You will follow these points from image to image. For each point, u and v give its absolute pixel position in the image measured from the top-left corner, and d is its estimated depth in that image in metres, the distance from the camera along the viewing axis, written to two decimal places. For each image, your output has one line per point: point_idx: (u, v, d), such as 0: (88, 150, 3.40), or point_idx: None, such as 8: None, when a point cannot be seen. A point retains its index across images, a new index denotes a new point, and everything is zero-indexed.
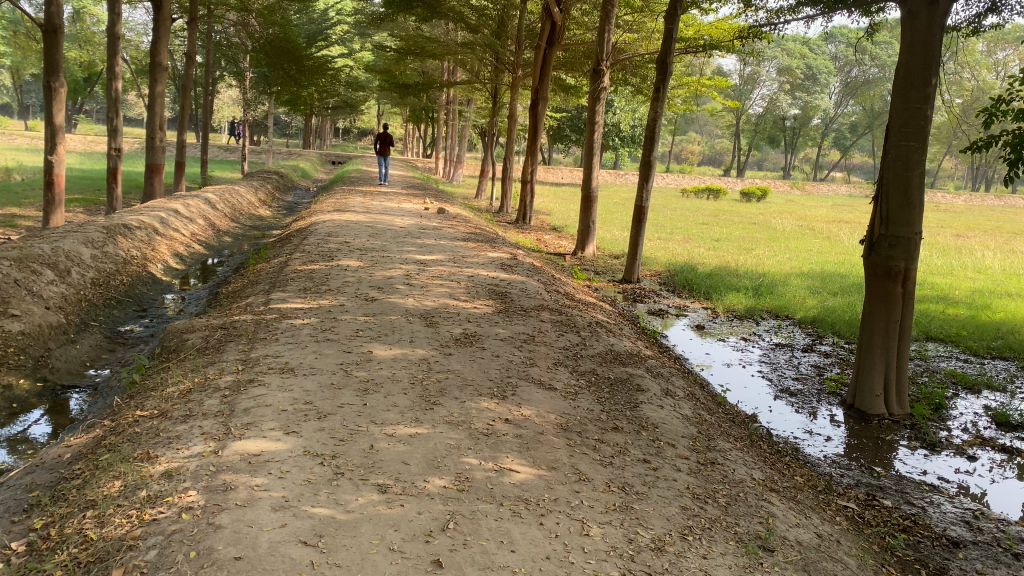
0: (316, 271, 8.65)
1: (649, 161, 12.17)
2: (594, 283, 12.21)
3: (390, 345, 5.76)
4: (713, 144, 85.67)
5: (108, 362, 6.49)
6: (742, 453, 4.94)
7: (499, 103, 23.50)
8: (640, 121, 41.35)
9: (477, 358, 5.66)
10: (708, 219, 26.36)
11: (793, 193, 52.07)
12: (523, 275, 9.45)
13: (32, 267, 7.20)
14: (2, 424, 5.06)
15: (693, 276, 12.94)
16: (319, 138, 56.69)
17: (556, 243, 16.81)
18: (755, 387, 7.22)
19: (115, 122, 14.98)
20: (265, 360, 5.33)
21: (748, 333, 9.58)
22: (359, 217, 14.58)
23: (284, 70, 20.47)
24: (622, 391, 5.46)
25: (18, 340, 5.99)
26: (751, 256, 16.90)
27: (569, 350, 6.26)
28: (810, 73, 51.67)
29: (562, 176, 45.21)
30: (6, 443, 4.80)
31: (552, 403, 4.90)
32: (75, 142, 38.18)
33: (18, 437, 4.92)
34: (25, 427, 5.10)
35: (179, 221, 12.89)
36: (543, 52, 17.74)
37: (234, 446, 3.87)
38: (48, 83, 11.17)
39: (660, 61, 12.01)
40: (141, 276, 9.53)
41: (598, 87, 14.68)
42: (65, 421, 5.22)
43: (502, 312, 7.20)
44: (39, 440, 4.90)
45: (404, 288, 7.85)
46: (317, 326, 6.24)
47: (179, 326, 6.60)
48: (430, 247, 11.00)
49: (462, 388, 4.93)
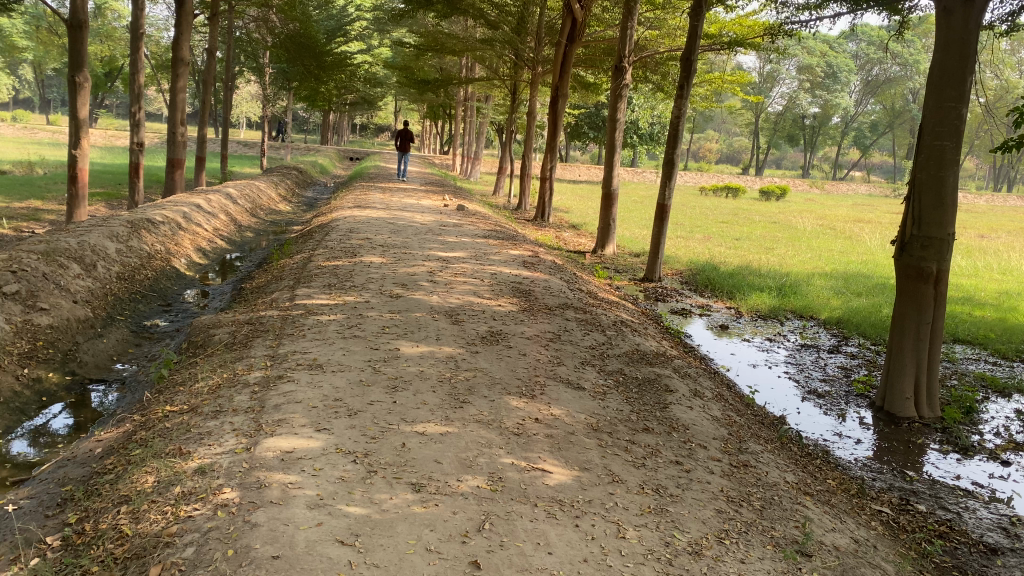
0: (339, 267, 8.65)
1: (671, 159, 12.10)
2: (616, 281, 12.15)
3: (417, 343, 5.74)
4: (731, 142, 85.27)
5: (134, 356, 6.50)
6: (774, 456, 4.90)
7: (518, 100, 23.47)
8: (659, 118, 41.21)
9: (504, 356, 5.63)
10: (728, 218, 26.20)
11: (812, 192, 51.74)
12: (546, 274, 9.41)
13: (59, 261, 7.24)
14: (27, 417, 5.09)
15: (715, 276, 12.85)
16: (337, 134, 56.93)
17: (576, 241, 16.75)
18: (782, 388, 7.15)
19: (137, 117, 15.05)
20: (293, 356, 5.32)
21: (773, 334, 9.51)
22: (379, 213, 14.57)
23: (304, 67, 20.51)
24: (651, 392, 5.41)
25: (47, 334, 6.02)
26: (772, 255, 16.78)
27: (596, 349, 6.22)
28: (830, 71, 51.31)
29: (579, 174, 45.10)
30: (28, 435, 4.83)
31: (582, 402, 4.86)
32: (96, 136, 38.53)
33: (41, 429, 4.95)
34: (47, 419, 5.13)
35: (201, 215, 12.95)
36: (564, 48, 17.68)
37: (266, 443, 3.86)
38: (73, 78, 11.23)
39: (684, 58, 11.93)
40: (165, 271, 9.57)
41: (620, 84, 14.61)
42: (90, 415, 5.24)
43: (527, 310, 7.16)
44: (62, 433, 4.93)
45: (428, 285, 7.83)
46: (343, 323, 6.23)
47: (205, 320, 6.61)
48: (452, 244, 10.98)
49: (490, 387, 4.91)
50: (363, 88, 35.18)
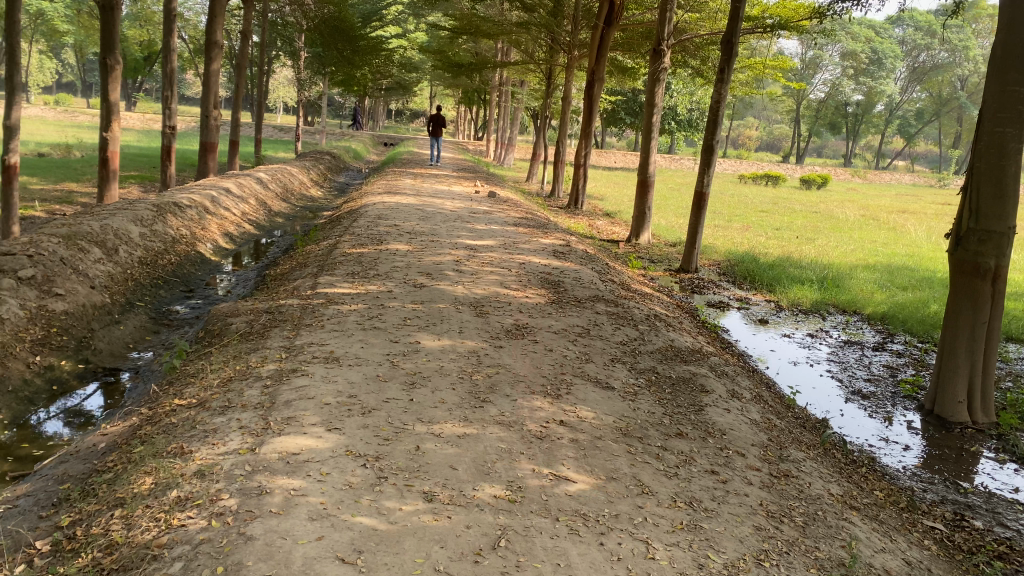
0: (365, 255, 8.41)
1: (710, 146, 11.69)
2: (650, 272, 11.82)
3: (439, 336, 5.48)
4: (770, 130, 83.78)
5: (151, 344, 6.33)
6: (817, 464, 4.57)
7: (553, 85, 23.09)
8: (697, 105, 40.50)
9: (529, 351, 5.35)
10: (767, 207, 25.59)
11: (853, 181, 50.63)
12: (577, 263, 9.12)
13: (80, 245, 7.12)
14: (54, 399, 5.08)
15: (754, 267, 12.43)
16: (372, 119, 56.95)
17: (609, 230, 16.39)
18: (824, 388, 6.80)
19: (170, 99, 14.97)
20: (309, 348, 5.09)
21: (814, 329, 9.11)
22: (410, 199, 14.36)
23: (339, 51, 20.33)
24: (685, 392, 5.11)
25: (62, 320, 5.86)
26: (813, 246, 16.28)
27: (627, 345, 5.91)
28: (875, 57, 50.11)
29: (615, 161, 44.56)
30: (64, 415, 4.88)
31: (611, 404, 4.56)
32: (134, 120, 38.92)
33: (74, 409, 4.98)
34: (81, 398, 5.16)
35: (230, 200, 12.83)
36: (600, 32, 17.26)
37: (272, 443, 3.63)
38: (104, 60, 11.05)
39: (725, 41, 11.49)
40: (190, 255, 9.43)
41: (659, 68, 14.17)
42: (112, 399, 5.15)
43: (555, 302, 6.87)
44: (96, 412, 4.95)
45: (454, 274, 7.57)
46: (363, 313, 5.98)
47: (224, 308, 6.42)
48: (483, 232, 10.73)
49: (514, 384, 4.63)
50: (398, 73, 34.98)
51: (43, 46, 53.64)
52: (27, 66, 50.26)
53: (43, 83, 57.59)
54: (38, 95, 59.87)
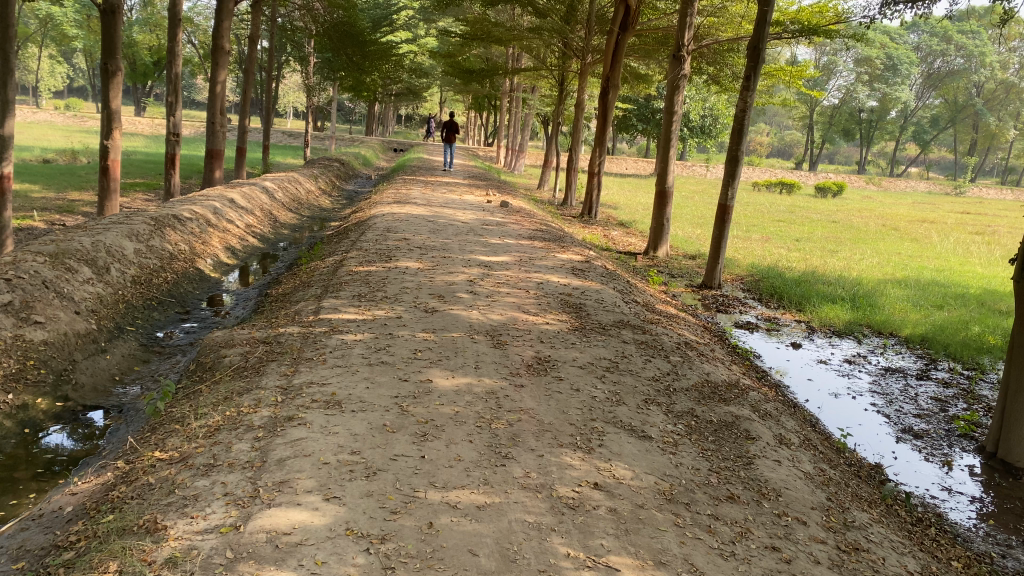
0: (372, 273, 7.90)
1: (735, 156, 11.15)
2: (671, 288, 11.27)
3: (452, 373, 4.93)
4: (781, 135, 83.20)
5: (140, 376, 5.80)
6: (886, 530, 4.01)
7: (565, 90, 22.58)
8: (711, 111, 39.99)
9: (553, 392, 4.78)
10: (785, 217, 25.04)
11: (868, 188, 50.11)
12: (598, 282, 8.58)
13: (67, 265, 6.65)
14: (37, 426, 4.77)
15: (780, 283, 11.85)
16: (381, 124, 56.64)
17: (625, 241, 15.86)
18: (872, 425, 6.22)
19: (174, 106, 14.49)
20: (310, 389, 4.55)
21: (851, 354, 8.51)
22: (420, 209, 13.84)
23: (347, 56, 19.78)
24: (729, 441, 4.57)
25: (40, 352, 5.34)
26: (837, 258, 15.70)
27: (660, 382, 5.35)
28: (890, 63, 49.59)
29: (626, 167, 44.06)
30: (68, 423, 4.86)
31: (649, 459, 4.01)
32: (143, 125, 38.65)
33: (77, 421, 4.91)
34: (83, 414, 5.03)
35: (234, 211, 12.36)
36: (615, 38, 16.70)
37: (259, 517, 3.09)
38: (105, 66, 10.52)
39: (751, 46, 10.92)
40: (189, 273, 8.92)
41: (678, 75, 13.59)
42: (98, 431, 4.76)
43: (579, 329, 6.31)
44: (97, 426, 4.86)
45: (468, 296, 7.02)
46: (369, 345, 5.44)
47: (219, 337, 5.89)
48: (497, 247, 10.21)
49: (538, 435, 4.08)
50: (408, 78, 34.61)
51: (54, 50, 53.63)
52: (37, 70, 50.18)
53: (53, 88, 57.57)
54: (48, 100, 59.85)
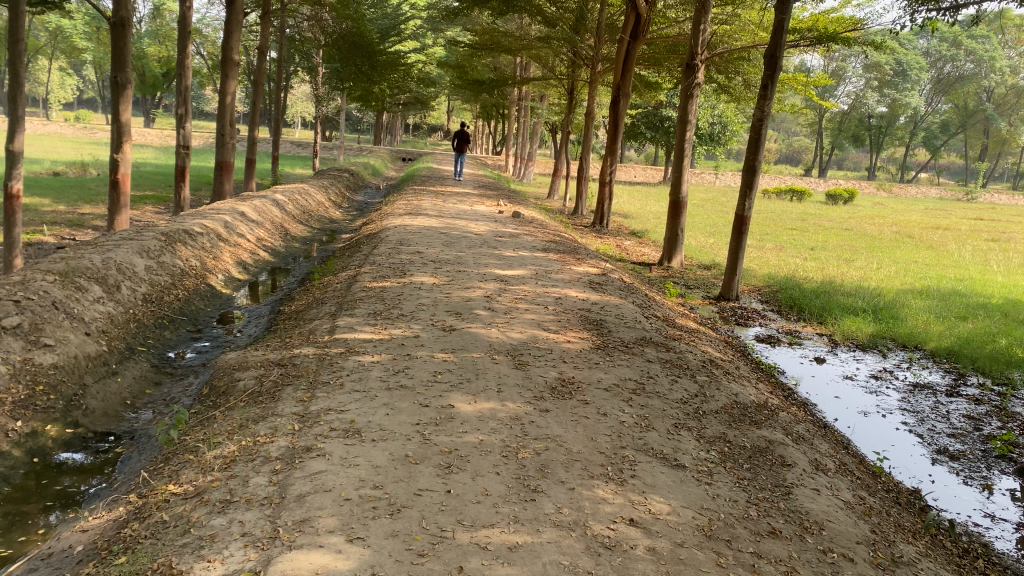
0: (387, 289, 7.74)
1: (753, 166, 10.98)
2: (689, 301, 11.08)
3: (475, 397, 4.76)
4: (790, 142, 82.93)
5: (152, 400, 5.64)
6: (934, 565, 3.81)
7: (575, 99, 22.44)
8: (720, 118, 39.80)
9: (581, 417, 4.60)
10: (798, 225, 24.80)
11: (879, 195, 49.79)
12: (616, 296, 8.41)
13: (77, 284, 6.52)
14: (47, 454, 4.61)
15: (800, 295, 11.64)
16: (390, 134, 56.67)
17: (638, 251, 15.69)
18: (905, 446, 6.01)
19: (184, 119, 14.38)
20: (328, 416, 4.38)
21: (877, 369, 8.28)
22: (432, 221, 13.70)
23: (356, 67, 19.80)
24: (765, 469, 4.38)
25: (49, 376, 5.19)
26: (854, 268, 15.47)
27: (689, 404, 5.16)
28: (900, 69, 49.12)
29: (635, 175, 43.90)
30: (78, 450, 4.72)
31: (685, 491, 3.83)
32: (153, 137, 38.74)
33: (87, 448, 4.76)
34: (93, 440, 4.88)
35: (245, 224, 12.24)
36: (626, 46, 16.52)
37: (280, 561, 2.92)
38: (116, 79, 10.39)
39: (768, 55, 10.75)
40: (200, 289, 8.78)
41: (691, 83, 13.40)
42: (108, 459, 4.61)
43: (601, 348, 6.12)
44: (107, 453, 4.72)
45: (487, 314, 6.84)
46: (387, 368, 5.27)
47: (233, 358, 5.73)
48: (512, 260, 10.04)
49: (568, 466, 3.90)
50: (415, 88, 34.54)
51: (64, 62, 53.90)
52: (48, 82, 50.42)
53: (64, 100, 57.84)
54: (58, 111, 60.18)
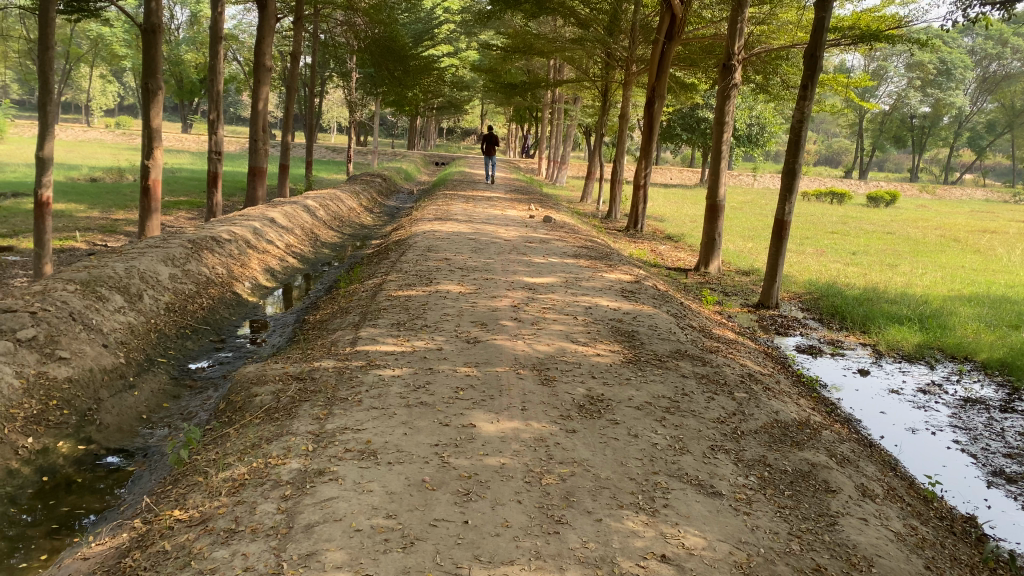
0: (412, 298, 7.54)
1: (793, 169, 10.61)
2: (727, 308, 10.75)
3: (498, 416, 4.52)
4: (829, 143, 81.57)
5: (168, 414, 5.50)
6: None
7: (609, 101, 22.13)
8: (758, 119, 39.16)
9: (610, 439, 4.35)
10: (838, 228, 24.23)
11: (922, 197, 48.69)
12: (650, 305, 8.11)
13: (98, 293, 6.42)
14: (56, 472, 4.47)
15: (842, 302, 11.23)
16: (424, 137, 56.76)
17: (673, 256, 15.36)
18: (958, 467, 5.64)
19: (216, 125, 14.35)
20: (343, 436, 4.17)
21: (925, 383, 7.88)
22: (462, 226, 13.50)
23: (388, 71, 19.70)
24: (808, 495, 4.08)
25: (63, 391, 5.06)
26: (897, 274, 14.95)
27: (726, 424, 4.89)
28: (943, 67, 48.17)
29: (670, 177, 43.40)
30: (88, 468, 4.57)
31: (721, 523, 3.56)
32: (191, 142, 39.18)
33: (96, 466, 4.60)
34: (104, 458, 4.73)
35: (274, 230, 12.15)
36: (661, 46, 16.17)
37: None
38: (146, 85, 10.32)
39: (808, 54, 10.36)
40: (225, 297, 8.67)
41: (728, 83, 13.01)
42: (118, 478, 4.45)
43: (633, 362, 5.85)
44: (116, 471, 4.55)
45: (513, 325, 6.60)
46: (408, 383, 5.05)
47: (251, 372, 5.57)
48: (543, 266, 9.78)
49: (595, 494, 3.66)
50: (448, 91, 34.42)
51: (105, 70, 54.77)
52: (89, 89, 51.33)
53: (106, 106, 58.82)
54: (100, 117, 61.15)
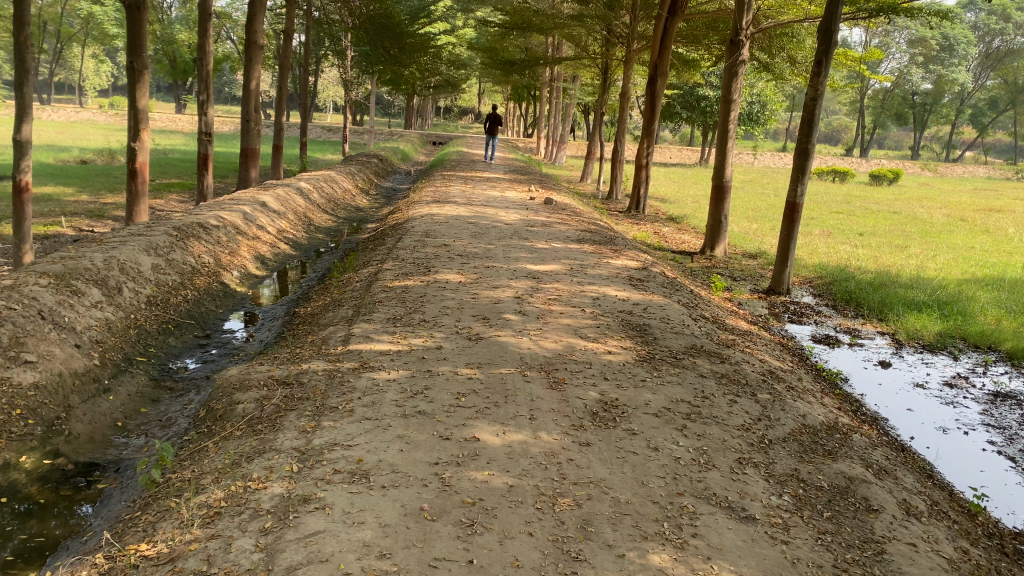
0: (409, 289, 7.11)
1: (805, 150, 10.15)
2: (736, 294, 10.32)
3: (504, 428, 4.09)
4: (829, 121, 80.84)
5: (146, 421, 5.08)
6: None
7: (610, 79, 21.55)
8: (759, 97, 38.52)
9: (628, 453, 3.92)
10: (843, 208, 23.77)
11: (925, 175, 48.19)
12: (660, 295, 7.68)
13: (74, 288, 5.98)
14: (14, 491, 4.03)
15: (856, 287, 10.80)
16: (420, 118, 56.07)
17: (678, 239, 14.92)
18: (998, 472, 5.23)
19: (206, 105, 13.82)
20: (332, 454, 3.76)
21: (951, 375, 7.46)
22: (461, 209, 13.02)
23: (384, 50, 19.12)
24: (849, 517, 3.68)
25: (29, 398, 4.64)
26: (908, 256, 14.50)
27: (752, 432, 4.48)
28: (946, 43, 47.42)
29: (670, 156, 42.86)
30: (51, 486, 4.14)
31: (760, 556, 3.15)
32: (185, 122, 38.54)
33: (59, 485, 4.16)
34: (69, 473, 4.30)
35: (266, 215, 11.68)
36: (664, 22, 15.58)
37: None
38: (131, 64, 9.79)
39: (822, 27, 9.82)
40: (212, 287, 8.23)
41: (735, 60, 12.47)
42: (84, 499, 4.03)
43: (647, 360, 5.43)
44: (83, 490, 4.12)
45: (517, 319, 6.17)
46: (404, 388, 4.62)
47: (235, 374, 5.15)
48: (546, 253, 9.33)
49: (615, 523, 3.25)
50: (445, 70, 33.76)
51: (98, 49, 53.89)
52: (81, 69, 50.54)
53: (100, 88, 58.08)
54: (94, 98, 60.47)
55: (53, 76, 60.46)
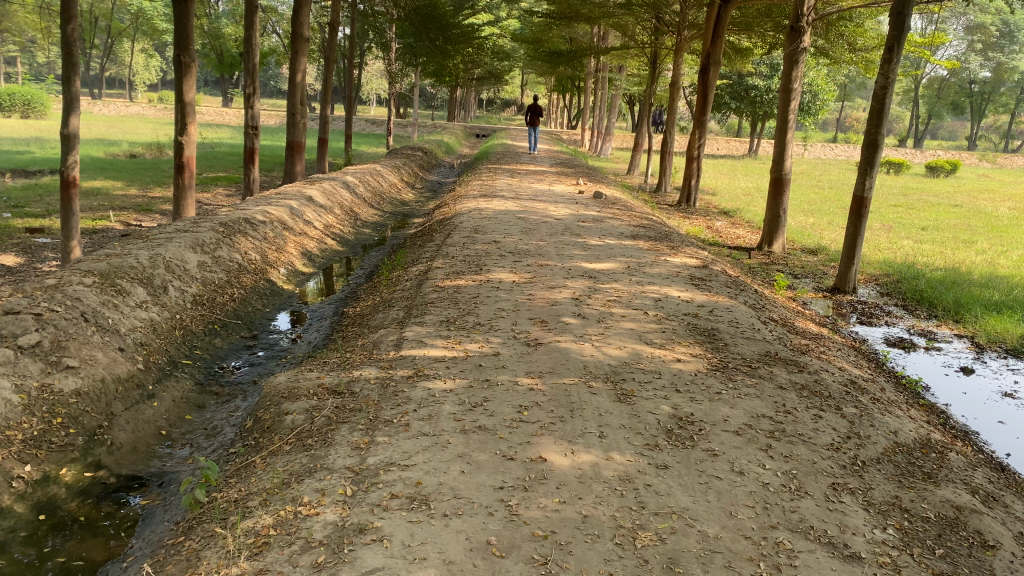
0: (460, 290, 6.78)
1: (874, 140, 9.58)
2: (800, 293, 9.82)
3: (573, 448, 3.75)
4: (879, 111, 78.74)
5: (191, 429, 4.86)
6: None
7: (659, 69, 20.98)
8: (810, 86, 37.45)
9: (711, 479, 3.55)
10: (901, 200, 22.88)
11: (982, 166, 46.56)
12: (725, 295, 7.26)
13: (117, 287, 5.78)
14: (53, 508, 3.81)
15: (926, 286, 10.21)
16: (463, 110, 55.82)
17: (733, 234, 14.41)
18: None
19: (252, 98, 13.64)
20: (388, 476, 3.45)
21: None
22: (509, 203, 12.69)
23: (429, 40, 18.79)
24: (964, 556, 3.27)
25: (70, 407, 4.43)
26: (976, 251, 13.81)
27: (843, 452, 4.08)
28: (1006, 30, 45.65)
29: (717, 148, 41.96)
30: (91, 502, 3.90)
31: None
32: (230, 116, 38.72)
33: (98, 501, 3.93)
34: (110, 486, 4.07)
35: (312, 210, 11.48)
36: (717, 9, 14.99)
37: None
38: (178, 57, 9.58)
39: (894, 12, 9.21)
40: (259, 285, 8.02)
41: (796, 48, 11.88)
42: (125, 518, 3.78)
43: (720, 370, 5.04)
44: (124, 508, 3.88)
45: (578, 323, 5.82)
46: (462, 400, 4.31)
47: (283, 381, 4.88)
48: (601, 250, 8.94)
49: (705, 563, 2.90)
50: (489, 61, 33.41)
51: (147, 45, 54.52)
52: (130, 64, 51.23)
53: (149, 82, 58.85)
54: (143, 93, 61.27)
55: (103, 71, 61.29)
